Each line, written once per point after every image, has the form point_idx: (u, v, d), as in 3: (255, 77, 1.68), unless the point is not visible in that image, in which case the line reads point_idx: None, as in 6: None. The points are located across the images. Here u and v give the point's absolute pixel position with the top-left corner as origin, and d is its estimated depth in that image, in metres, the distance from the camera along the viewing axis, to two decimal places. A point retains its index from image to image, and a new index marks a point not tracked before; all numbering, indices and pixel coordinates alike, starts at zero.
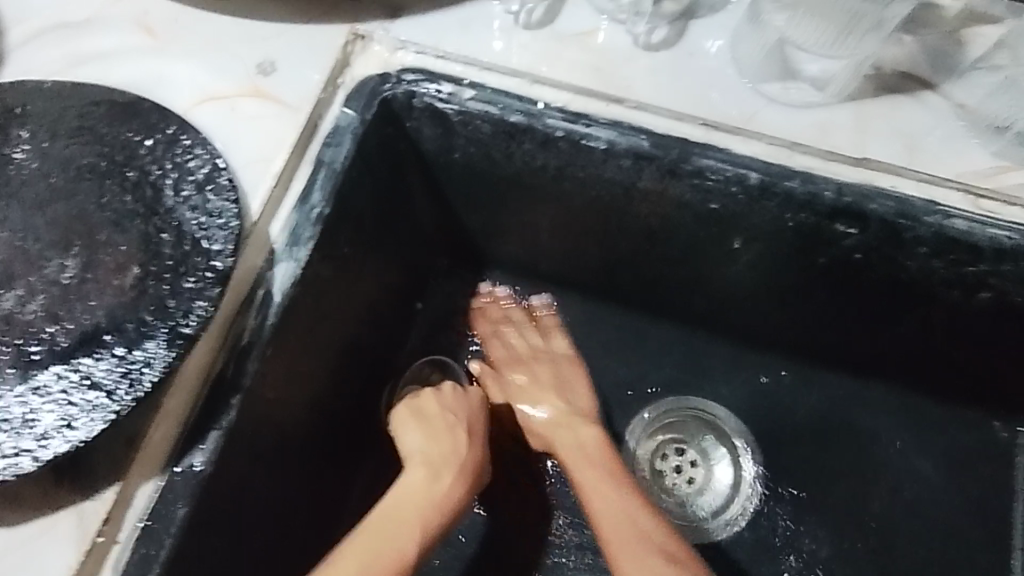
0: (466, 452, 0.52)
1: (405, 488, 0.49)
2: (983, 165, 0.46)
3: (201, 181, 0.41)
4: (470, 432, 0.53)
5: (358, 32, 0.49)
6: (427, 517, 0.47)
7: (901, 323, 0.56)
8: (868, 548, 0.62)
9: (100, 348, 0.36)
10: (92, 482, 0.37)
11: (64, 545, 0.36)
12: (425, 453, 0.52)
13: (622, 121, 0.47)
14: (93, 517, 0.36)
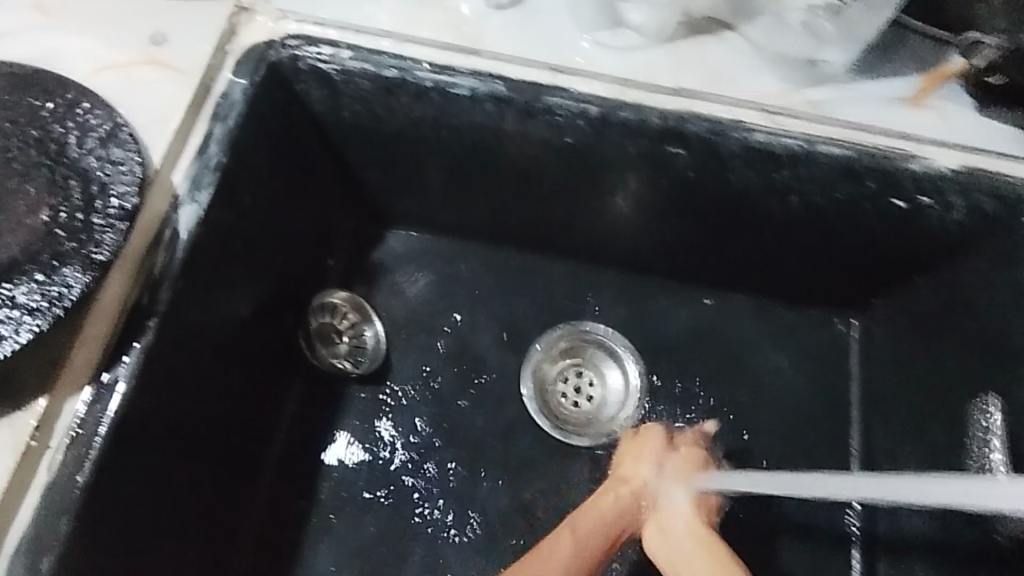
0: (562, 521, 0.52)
1: (531, 562, 0.49)
2: (775, 88, 0.56)
3: (104, 136, 0.46)
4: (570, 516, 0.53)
5: (242, 7, 0.54)
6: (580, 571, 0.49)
7: (741, 237, 0.66)
8: (736, 434, 0.73)
9: (18, 277, 0.41)
10: (23, 397, 0.43)
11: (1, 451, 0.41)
12: (582, 523, 0.52)
13: (481, 71, 0.55)
14: (25, 425, 0.42)
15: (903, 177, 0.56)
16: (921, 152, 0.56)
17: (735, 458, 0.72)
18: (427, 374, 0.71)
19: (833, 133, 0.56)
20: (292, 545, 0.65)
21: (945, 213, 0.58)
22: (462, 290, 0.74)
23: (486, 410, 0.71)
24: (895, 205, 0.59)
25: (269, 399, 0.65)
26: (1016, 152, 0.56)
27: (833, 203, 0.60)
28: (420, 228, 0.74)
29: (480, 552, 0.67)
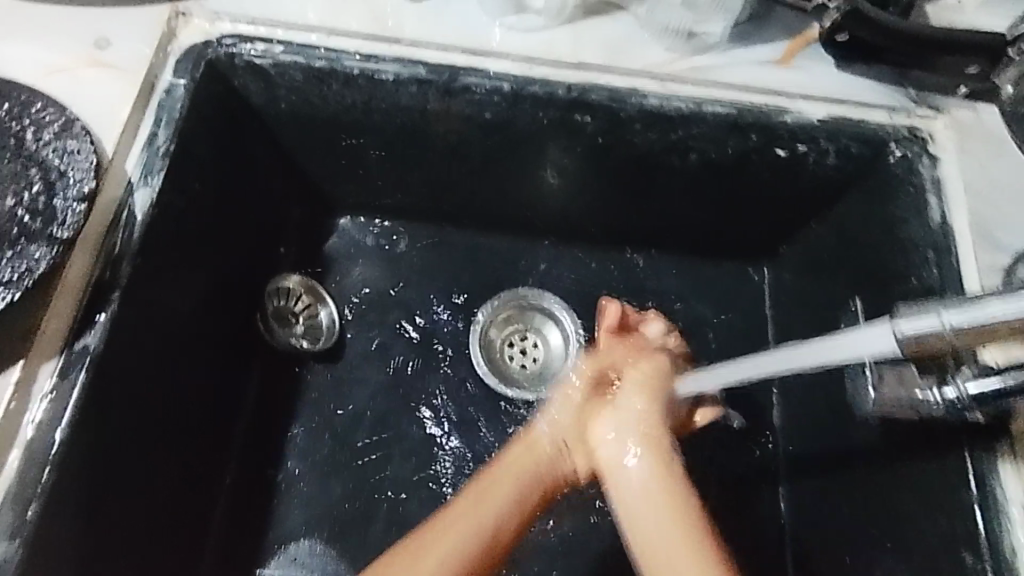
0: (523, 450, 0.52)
1: (488, 474, 0.50)
2: (662, 58, 0.64)
3: (58, 129, 0.51)
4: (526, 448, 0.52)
5: (178, 10, 0.60)
6: (530, 475, 0.50)
7: (654, 196, 0.74)
8: None
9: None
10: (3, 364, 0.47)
11: None
12: (533, 430, 0.53)
13: (402, 57, 0.61)
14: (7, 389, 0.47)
15: (780, 129, 0.64)
16: (794, 106, 0.64)
17: None
18: (379, 345, 0.76)
19: (716, 95, 0.64)
20: (265, 509, 0.69)
21: (821, 159, 0.67)
22: (407, 266, 0.80)
23: (437, 373, 0.77)
24: (777, 154, 0.67)
25: (233, 375, 0.69)
26: (874, 101, 0.65)
27: (725, 156, 0.67)
28: (363, 212, 0.79)
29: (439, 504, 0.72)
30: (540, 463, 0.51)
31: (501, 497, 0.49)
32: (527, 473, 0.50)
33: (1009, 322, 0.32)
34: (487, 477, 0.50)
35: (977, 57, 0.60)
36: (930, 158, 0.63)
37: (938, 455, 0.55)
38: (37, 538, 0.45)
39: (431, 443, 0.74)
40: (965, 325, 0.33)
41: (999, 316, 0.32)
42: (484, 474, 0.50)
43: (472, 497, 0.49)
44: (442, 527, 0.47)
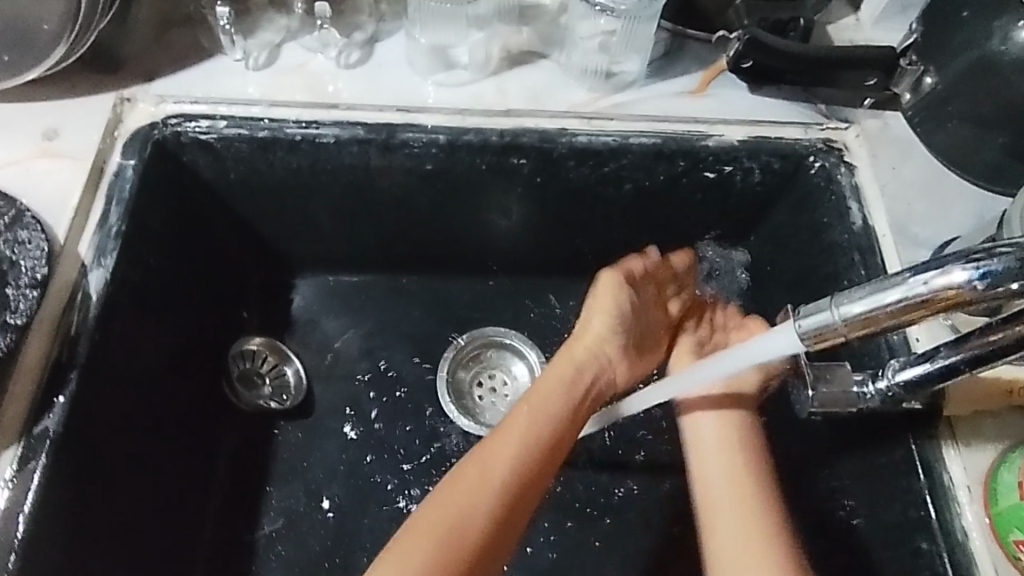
0: (505, 453, 0.55)
1: (497, 440, 0.56)
2: (585, 99, 0.68)
3: (8, 221, 0.53)
4: (525, 440, 0.56)
5: (124, 97, 0.63)
6: (529, 438, 0.56)
7: (598, 228, 0.77)
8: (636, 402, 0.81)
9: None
10: None
11: None
12: (531, 402, 0.59)
13: (341, 120, 0.65)
14: None
15: (703, 153, 0.68)
16: (714, 132, 0.68)
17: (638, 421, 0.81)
18: (348, 398, 0.78)
19: (640, 127, 0.68)
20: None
21: (747, 176, 0.71)
22: (370, 318, 0.82)
23: (407, 419, 0.78)
24: (706, 176, 0.71)
25: (204, 442, 0.71)
26: (786, 119, 0.70)
27: (657, 182, 0.71)
28: (323, 269, 0.81)
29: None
30: (542, 429, 0.58)
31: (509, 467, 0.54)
32: (536, 440, 0.56)
33: (889, 306, 0.34)
34: (500, 443, 0.55)
35: (874, 69, 0.67)
36: (846, 167, 0.68)
37: (884, 447, 0.57)
38: None
39: (406, 490, 0.75)
40: (856, 316, 0.36)
41: (883, 304, 0.35)
42: (492, 439, 0.56)
43: (490, 457, 0.55)
44: (464, 476, 0.54)
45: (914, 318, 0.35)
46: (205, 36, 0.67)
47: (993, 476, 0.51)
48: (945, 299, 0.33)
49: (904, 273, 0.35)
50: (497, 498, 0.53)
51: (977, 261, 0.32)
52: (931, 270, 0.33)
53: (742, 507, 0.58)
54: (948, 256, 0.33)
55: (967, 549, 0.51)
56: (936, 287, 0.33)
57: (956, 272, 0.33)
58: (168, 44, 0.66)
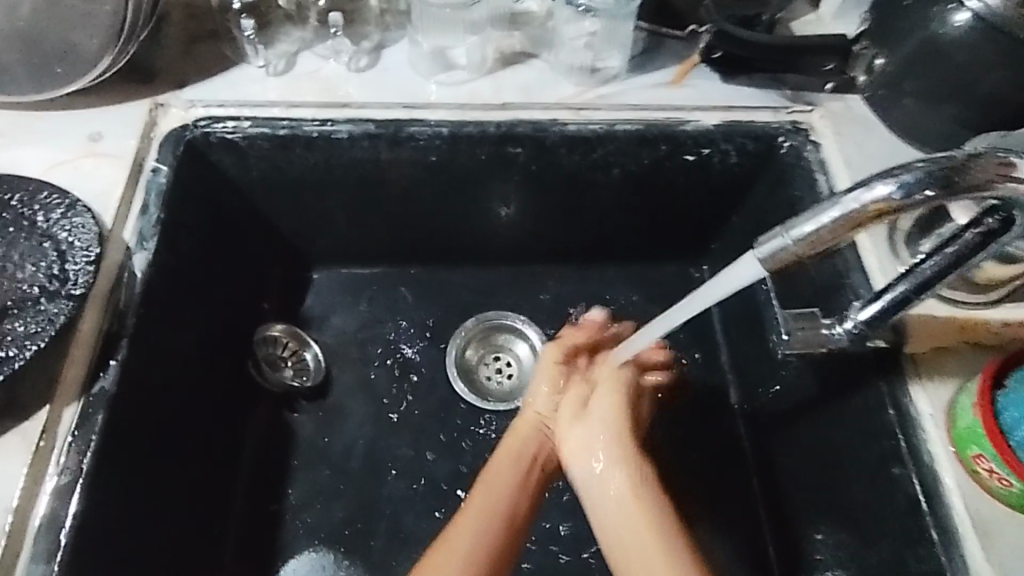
0: (473, 520, 0.56)
1: (476, 504, 0.58)
2: (573, 91, 0.76)
3: (63, 208, 0.60)
4: (486, 508, 0.57)
5: (158, 102, 0.70)
6: (509, 493, 0.59)
7: (590, 213, 0.84)
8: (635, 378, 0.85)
9: (17, 316, 0.53)
10: (28, 408, 0.54)
11: (18, 455, 0.52)
12: (494, 474, 0.61)
13: (354, 117, 0.72)
14: (34, 431, 0.53)
15: (683, 136, 0.75)
16: (691, 117, 0.75)
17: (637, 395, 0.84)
18: (365, 380, 0.83)
19: (625, 115, 0.75)
20: (273, 544, 0.73)
21: (725, 157, 0.77)
22: (382, 306, 0.88)
23: (420, 398, 0.83)
24: (687, 159, 0.77)
25: (236, 417, 0.76)
26: (757, 104, 0.77)
27: (643, 167, 0.78)
28: (338, 262, 0.88)
29: (437, 518, 0.77)
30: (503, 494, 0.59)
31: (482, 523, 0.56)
32: (507, 495, 0.59)
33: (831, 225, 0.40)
34: (482, 506, 0.57)
35: (831, 55, 0.73)
36: (813, 144, 0.74)
37: (857, 388, 0.63)
38: (74, 558, 0.50)
39: (421, 462, 0.80)
40: (804, 239, 0.41)
41: (825, 224, 0.40)
42: (467, 506, 0.58)
43: (475, 512, 0.57)
44: (454, 531, 0.55)
45: (852, 232, 0.40)
46: (229, 48, 0.74)
47: (954, 404, 0.57)
48: (874, 211, 0.39)
49: (837, 196, 0.41)
50: (484, 547, 0.55)
51: (895, 176, 0.38)
52: (861, 190, 0.39)
53: (625, 494, 0.57)
54: (870, 175, 0.39)
55: (933, 469, 0.57)
56: (867, 202, 0.39)
57: (879, 189, 0.39)
58: (196, 57, 0.73)
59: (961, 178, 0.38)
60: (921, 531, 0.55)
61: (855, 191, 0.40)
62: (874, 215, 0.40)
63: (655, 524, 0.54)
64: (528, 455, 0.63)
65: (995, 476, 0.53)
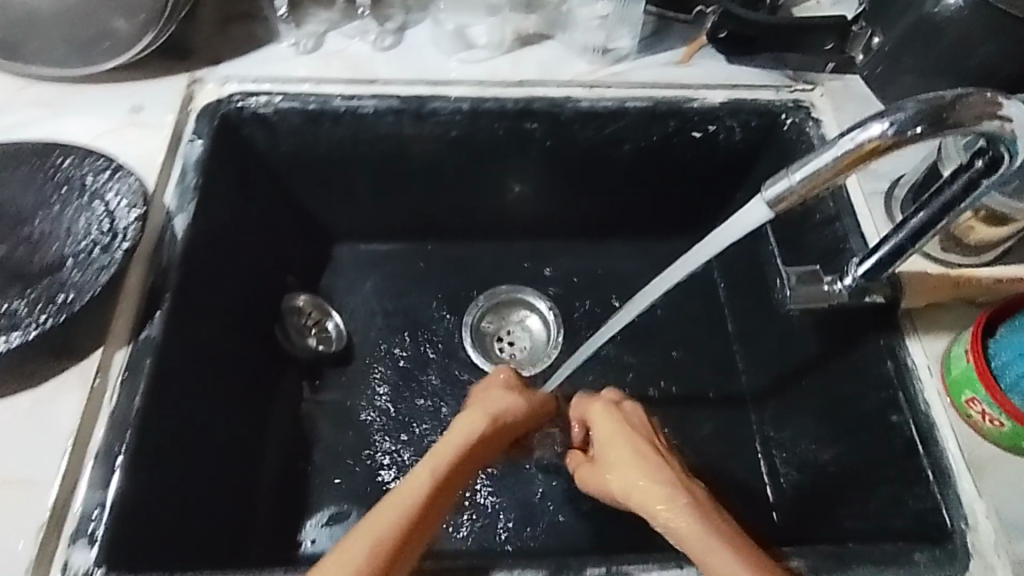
0: (397, 508, 0.46)
1: (433, 456, 0.52)
2: (587, 70, 0.80)
3: (107, 169, 0.63)
4: (413, 502, 0.47)
5: (195, 77, 0.74)
6: (467, 448, 0.53)
7: (602, 190, 0.88)
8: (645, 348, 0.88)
9: (72, 265, 0.57)
10: (81, 352, 0.57)
11: (72, 394, 0.55)
12: (454, 432, 0.55)
13: (379, 93, 0.76)
14: (88, 373, 0.56)
15: (691, 113, 0.79)
16: (699, 95, 0.79)
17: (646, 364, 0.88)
18: (386, 349, 0.87)
19: (636, 93, 0.79)
20: (304, 499, 0.76)
21: (730, 134, 0.81)
22: (402, 279, 0.92)
23: (440, 367, 0.87)
24: (694, 136, 0.81)
25: (268, 379, 0.79)
26: (761, 83, 0.80)
27: (652, 143, 0.82)
28: (359, 238, 0.91)
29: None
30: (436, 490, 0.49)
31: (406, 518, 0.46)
32: (463, 451, 0.53)
33: (829, 164, 0.43)
34: (437, 453, 0.52)
35: (830, 34, 0.78)
36: (814, 120, 0.78)
37: (858, 343, 0.67)
38: (128, 488, 0.53)
39: (441, 425, 0.83)
40: (806, 178, 0.45)
41: (824, 163, 0.43)
42: (426, 457, 0.51)
43: (426, 467, 0.50)
44: (404, 487, 0.48)
45: (850, 170, 0.43)
46: (261, 29, 0.78)
47: (948, 355, 0.61)
48: (871, 148, 0.42)
49: (835, 138, 0.44)
50: (427, 503, 0.48)
51: (889, 115, 0.41)
52: (857, 130, 0.42)
53: (664, 493, 0.54)
54: (866, 116, 0.42)
55: (929, 414, 0.60)
56: (862, 141, 0.42)
57: (874, 128, 0.42)
58: (230, 37, 0.77)
59: (951, 116, 0.42)
60: (918, 472, 0.59)
61: (851, 132, 0.43)
62: (869, 153, 0.43)
63: (696, 519, 0.51)
64: (468, 452, 0.53)
65: (987, 418, 0.57)
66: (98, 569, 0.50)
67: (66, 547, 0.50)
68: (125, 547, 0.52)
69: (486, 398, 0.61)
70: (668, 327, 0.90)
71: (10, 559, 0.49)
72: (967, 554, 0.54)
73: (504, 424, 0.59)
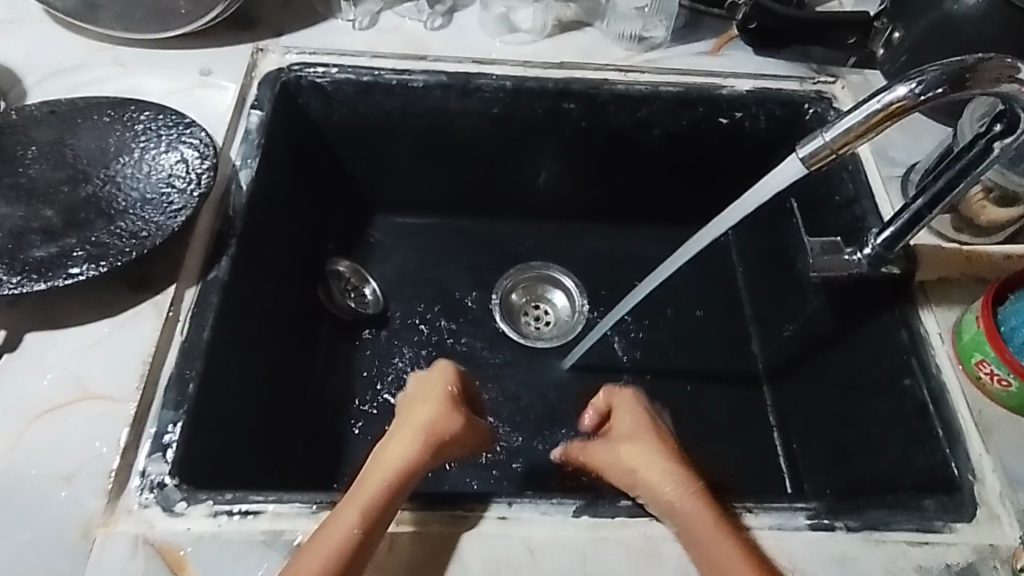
0: (338, 528, 0.50)
1: (354, 493, 0.52)
2: (622, 56, 0.85)
3: (180, 123, 0.68)
4: (354, 521, 0.50)
5: (259, 47, 0.79)
6: (392, 476, 0.54)
7: (630, 172, 0.92)
8: (666, 324, 0.92)
9: (153, 207, 0.63)
10: (156, 286, 0.62)
11: (148, 323, 0.60)
12: (390, 447, 0.57)
13: (428, 69, 0.81)
14: (162, 306, 0.61)
15: (720, 99, 0.84)
16: (727, 83, 0.84)
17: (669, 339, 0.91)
18: (418, 315, 0.91)
19: (668, 78, 0.84)
20: (339, 447, 0.79)
21: (755, 122, 0.86)
22: (436, 251, 0.96)
23: (468, 333, 0.91)
24: (721, 122, 0.86)
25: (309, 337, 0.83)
26: (786, 74, 0.85)
27: (681, 127, 0.86)
28: (397, 211, 0.96)
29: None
30: (377, 504, 0.52)
31: (346, 534, 0.50)
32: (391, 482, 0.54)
33: (860, 122, 0.49)
34: (356, 490, 0.52)
35: (853, 30, 0.83)
36: (836, 110, 0.82)
37: (875, 315, 0.70)
38: (195, 408, 0.57)
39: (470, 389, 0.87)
40: (838, 134, 0.50)
41: (855, 121, 0.49)
42: (355, 486, 0.53)
43: (362, 489, 0.53)
44: (335, 520, 0.51)
45: (877, 128, 0.49)
46: (321, 6, 0.84)
47: (959, 323, 0.65)
48: (897, 108, 0.48)
49: (865, 100, 0.50)
50: (358, 537, 0.50)
51: (915, 79, 0.47)
52: (884, 91, 0.48)
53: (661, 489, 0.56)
54: (894, 80, 0.48)
55: (940, 377, 0.64)
56: (889, 101, 0.48)
57: (901, 91, 0.48)
58: (292, 12, 0.83)
59: (972, 80, 0.47)
60: (929, 430, 0.63)
61: (880, 94, 0.49)
62: (896, 114, 0.49)
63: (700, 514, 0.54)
64: (404, 460, 0.56)
65: (995, 379, 0.61)
66: (171, 479, 0.53)
67: (144, 456, 0.54)
68: (193, 463, 0.56)
69: (409, 419, 0.60)
70: (688, 306, 0.94)
71: (96, 462, 0.53)
72: (974, 502, 0.58)
73: (442, 429, 0.59)
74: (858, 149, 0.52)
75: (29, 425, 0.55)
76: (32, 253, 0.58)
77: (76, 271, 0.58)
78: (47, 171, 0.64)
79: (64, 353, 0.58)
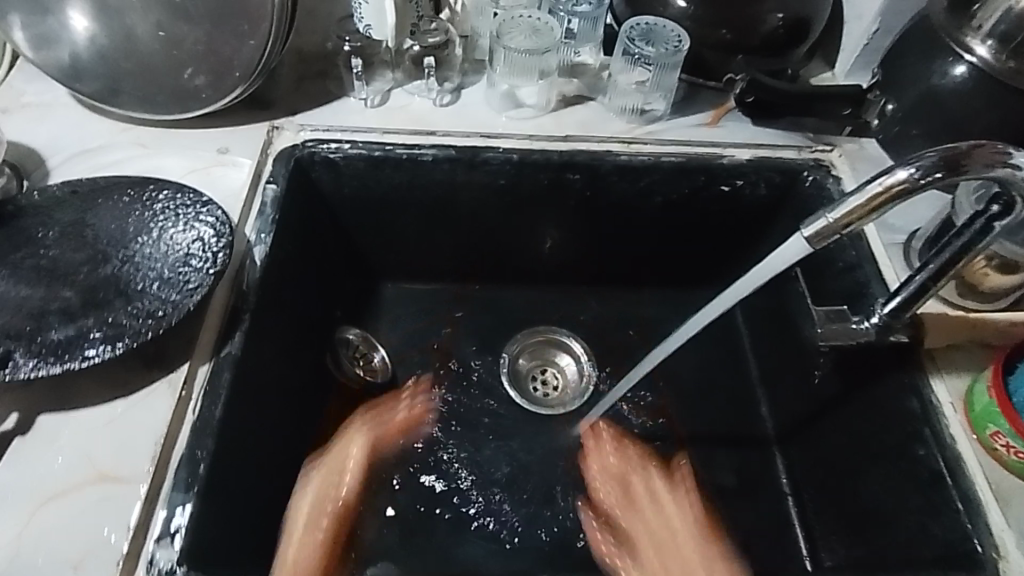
0: None
1: None
2: (623, 129, 0.88)
3: (198, 201, 0.70)
4: None
5: (274, 125, 0.82)
6: None
7: (634, 238, 0.94)
8: (673, 389, 0.92)
9: (169, 286, 0.64)
10: (171, 364, 0.63)
11: (163, 401, 0.61)
12: None
13: (437, 143, 0.84)
14: (175, 384, 0.62)
15: (719, 168, 0.86)
16: (727, 153, 0.87)
17: (677, 404, 0.91)
18: (424, 382, 0.90)
19: (669, 149, 0.86)
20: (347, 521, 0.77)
21: (754, 189, 0.87)
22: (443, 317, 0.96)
23: (476, 400, 0.90)
24: (723, 189, 0.88)
25: (316, 406, 0.82)
26: (784, 143, 0.88)
27: (682, 195, 0.88)
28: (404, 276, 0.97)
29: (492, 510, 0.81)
30: None
31: None
32: None
33: (860, 202, 0.51)
34: None
35: (844, 101, 0.85)
36: (834, 177, 0.84)
37: (884, 382, 0.70)
38: (206, 490, 0.56)
39: (478, 458, 0.85)
40: (840, 214, 0.52)
41: (855, 202, 0.51)
42: None
43: None
44: None
45: (877, 209, 0.51)
46: (335, 86, 0.88)
47: (969, 391, 0.65)
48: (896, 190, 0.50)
49: (864, 182, 0.51)
50: None
51: (912, 164, 0.49)
52: (884, 174, 0.50)
53: None
54: (893, 163, 0.50)
55: (954, 448, 0.64)
56: (887, 184, 0.50)
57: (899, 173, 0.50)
58: (307, 91, 0.87)
59: (967, 163, 0.49)
60: (948, 502, 0.62)
61: (876, 177, 0.51)
62: (895, 195, 0.50)
63: None
64: None
65: (1010, 450, 0.61)
66: (179, 565, 0.52)
67: (154, 541, 0.53)
68: (203, 546, 0.55)
69: None
70: (695, 370, 0.94)
71: (105, 547, 0.53)
72: None
73: None
74: (859, 228, 0.53)
75: (40, 508, 0.55)
76: (50, 335, 0.60)
77: (93, 352, 0.59)
78: (69, 252, 0.66)
79: (76, 434, 0.59)
